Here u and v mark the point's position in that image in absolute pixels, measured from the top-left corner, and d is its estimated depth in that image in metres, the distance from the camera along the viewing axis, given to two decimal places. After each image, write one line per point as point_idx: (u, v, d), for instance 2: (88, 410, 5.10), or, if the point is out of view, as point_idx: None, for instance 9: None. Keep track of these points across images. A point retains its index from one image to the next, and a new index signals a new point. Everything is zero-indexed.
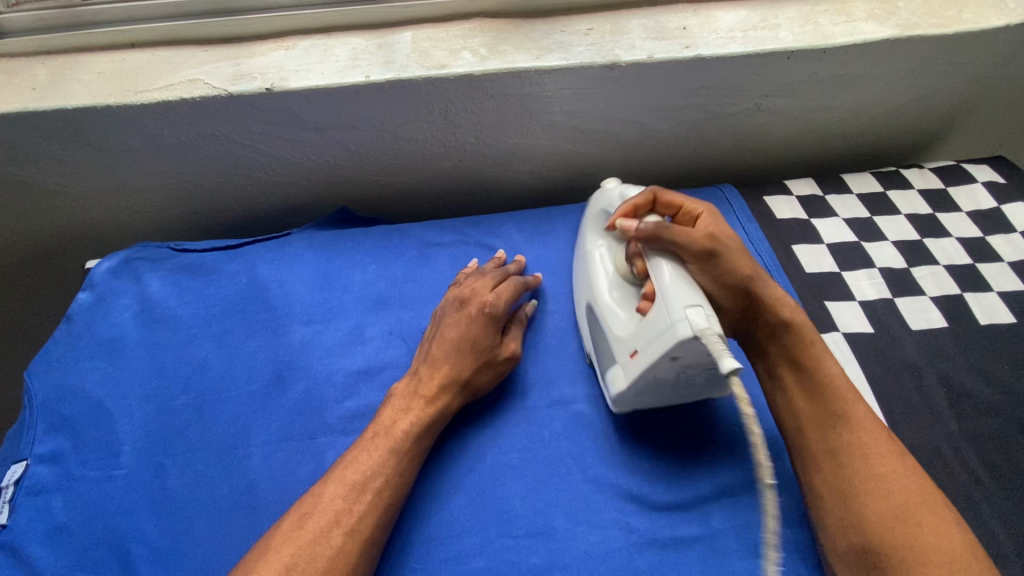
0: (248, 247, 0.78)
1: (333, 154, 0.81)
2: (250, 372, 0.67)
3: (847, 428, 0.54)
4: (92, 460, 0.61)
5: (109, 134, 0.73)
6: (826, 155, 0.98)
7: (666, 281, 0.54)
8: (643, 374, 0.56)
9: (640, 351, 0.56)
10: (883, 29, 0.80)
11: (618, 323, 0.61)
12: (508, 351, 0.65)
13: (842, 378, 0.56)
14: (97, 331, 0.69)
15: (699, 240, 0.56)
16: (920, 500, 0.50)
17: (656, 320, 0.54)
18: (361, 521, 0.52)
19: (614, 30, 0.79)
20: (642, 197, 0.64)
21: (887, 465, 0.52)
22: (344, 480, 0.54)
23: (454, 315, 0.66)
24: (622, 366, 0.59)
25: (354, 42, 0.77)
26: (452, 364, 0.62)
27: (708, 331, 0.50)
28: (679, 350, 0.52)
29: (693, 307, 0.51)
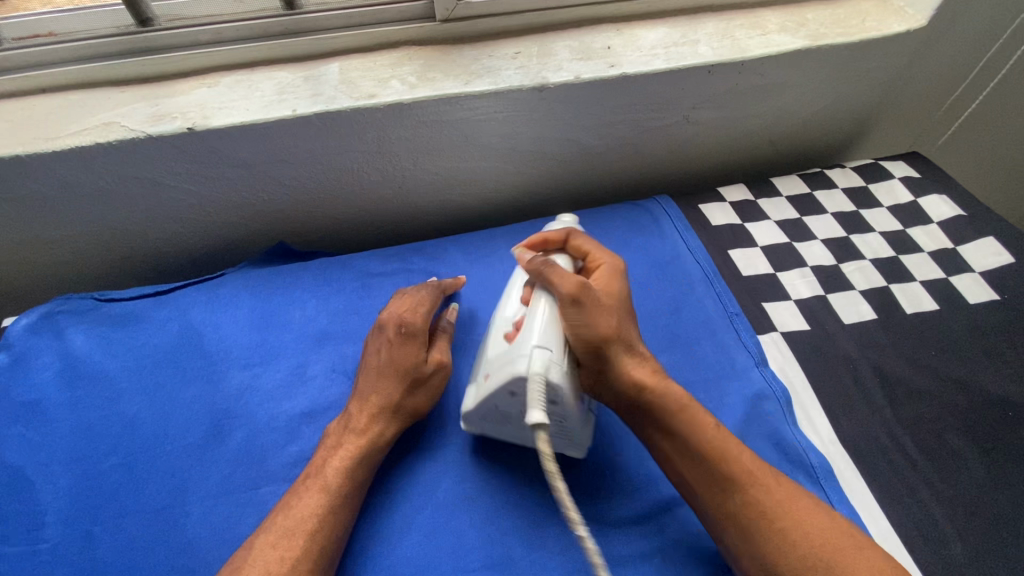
0: (180, 292, 0.75)
1: (266, 190, 0.79)
2: (185, 424, 0.64)
3: (736, 488, 0.53)
4: (11, 536, 0.56)
5: (19, 184, 0.69)
6: (756, 160, 1.02)
7: (536, 321, 0.58)
8: (488, 401, 0.59)
9: (490, 375, 0.59)
10: (794, 40, 0.84)
11: (490, 344, 0.63)
12: (435, 361, 0.63)
13: (717, 434, 0.56)
14: (14, 394, 0.65)
15: (570, 286, 0.58)
16: (824, 543, 0.50)
17: (509, 354, 0.58)
18: (295, 568, 0.49)
19: (541, 53, 0.80)
20: (557, 234, 0.69)
21: (785, 516, 0.52)
22: (276, 527, 0.52)
23: (375, 342, 0.65)
24: (477, 386, 0.62)
25: (279, 76, 0.76)
26: (378, 391, 0.61)
27: (536, 376, 0.53)
28: (514, 384, 0.56)
29: (534, 351, 0.55)
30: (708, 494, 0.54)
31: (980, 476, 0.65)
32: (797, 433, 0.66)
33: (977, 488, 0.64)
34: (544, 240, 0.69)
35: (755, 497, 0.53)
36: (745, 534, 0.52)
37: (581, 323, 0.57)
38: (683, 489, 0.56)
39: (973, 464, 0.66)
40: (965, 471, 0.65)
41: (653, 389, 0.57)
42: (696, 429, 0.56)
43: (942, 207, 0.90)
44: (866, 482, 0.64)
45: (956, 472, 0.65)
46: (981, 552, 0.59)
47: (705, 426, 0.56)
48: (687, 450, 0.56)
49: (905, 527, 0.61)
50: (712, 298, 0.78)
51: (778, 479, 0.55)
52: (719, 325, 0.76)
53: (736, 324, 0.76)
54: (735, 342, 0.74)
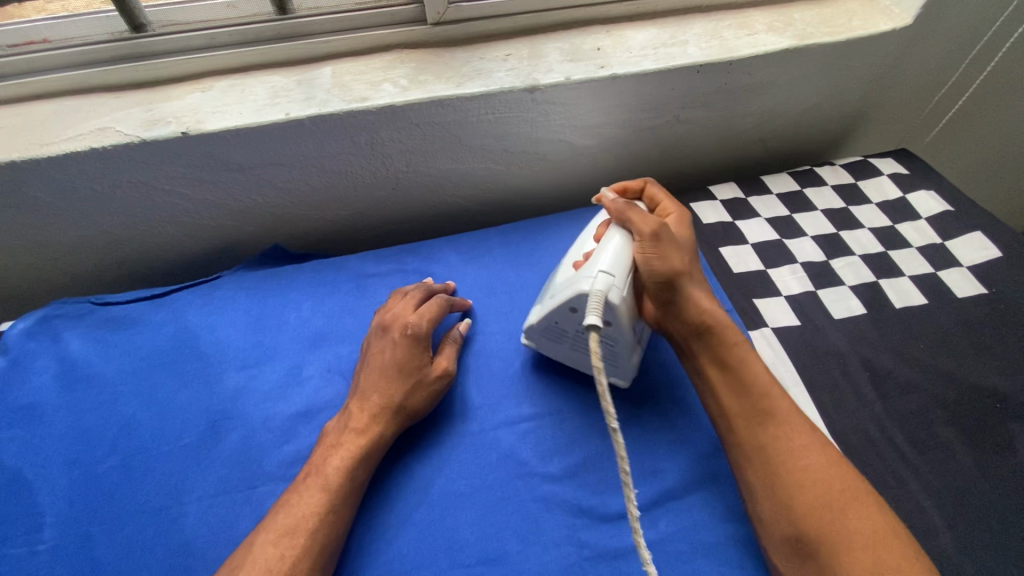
0: (176, 295, 0.75)
1: (260, 193, 0.80)
2: (182, 426, 0.64)
3: (773, 423, 0.56)
4: (10, 538, 0.57)
5: (14, 190, 0.70)
6: (747, 158, 1.03)
7: (608, 250, 0.62)
8: (548, 316, 0.64)
9: (555, 293, 0.63)
10: (781, 40, 0.85)
11: (559, 273, 0.67)
12: (440, 367, 0.66)
13: (764, 372, 0.59)
14: (12, 397, 0.65)
15: (650, 224, 0.63)
16: (844, 488, 0.52)
17: (576, 275, 0.62)
18: (295, 566, 0.50)
19: (531, 54, 0.81)
20: (636, 183, 0.73)
21: (809, 459, 0.54)
22: (276, 526, 0.53)
23: (378, 342, 0.67)
24: (542, 302, 0.66)
25: (272, 80, 0.77)
26: (380, 390, 0.62)
27: (599, 293, 0.57)
28: (576, 301, 0.60)
29: (600, 273, 0.59)
30: (747, 427, 0.57)
31: (969, 467, 0.66)
32: None
33: (966, 477, 0.65)
34: (625, 189, 0.73)
35: (786, 435, 0.55)
36: (772, 468, 0.54)
37: (654, 256, 0.62)
38: (722, 420, 0.59)
39: (962, 455, 0.66)
40: (954, 462, 0.66)
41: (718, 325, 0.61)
42: (750, 368, 0.59)
43: (930, 203, 0.92)
44: (857, 474, 0.65)
45: (945, 463, 0.66)
46: (970, 542, 0.60)
47: (759, 366, 0.60)
48: (737, 384, 0.59)
49: None
50: None
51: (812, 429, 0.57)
52: None
53: (728, 321, 0.76)
54: None
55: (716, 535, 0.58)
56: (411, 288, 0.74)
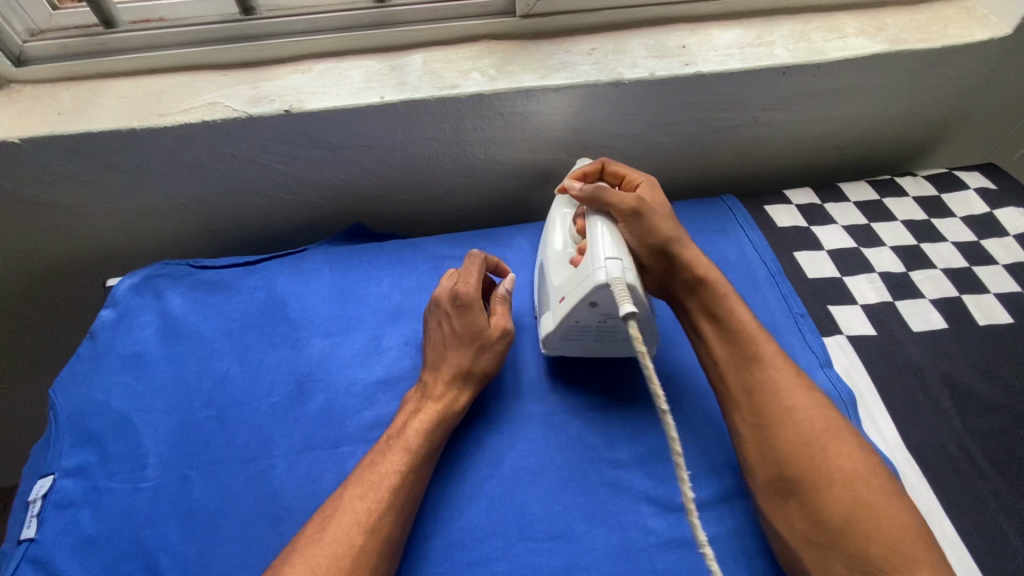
0: (266, 263, 0.80)
1: (347, 172, 0.83)
2: (271, 384, 0.68)
3: (758, 367, 0.60)
4: (118, 473, 0.62)
5: (132, 156, 0.76)
6: (823, 165, 1.01)
7: (598, 236, 0.62)
8: (568, 318, 0.63)
9: (565, 298, 0.63)
10: (872, 44, 0.84)
11: (552, 275, 0.67)
12: (497, 327, 0.66)
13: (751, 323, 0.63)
14: (120, 346, 0.71)
15: (628, 202, 0.66)
16: (826, 428, 0.56)
17: (580, 272, 0.61)
18: (381, 520, 0.53)
19: (615, 49, 0.82)
20: (592, 165, 0.73)
21: (793, 398, 0.58)
22: (361, 482, 0.56)
23: (434, 319, 0.68)
24: (554, 311, 0.65)
25: (367, 64, 0.80)
26: (449, 359, 0.64)
27: (618, 280, 0.57)
28: (595, 296, 0.59)
29: (608, 262, 0.58)
30: (737, 373, 0.61)
31: None
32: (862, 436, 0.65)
33: None
34: (583, 172, 0.72)
35: (772, 379, 0.59)
36: (761, 411, 0.58)
37: (640, 233, 0.66)
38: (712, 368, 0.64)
39: None
40: None
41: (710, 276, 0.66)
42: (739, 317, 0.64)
43: (1019, 220, 0.88)
44: (932, 489, 0.63)
45: None
46: None
47: (745, 314, 0.64)
48: (727, 333, 0.63)
49: (972, 537, 0.60)
50: (777, 298, 0.79)
51: (798, 373, 0.61)
52: (783, 324, 0.76)
53: (801, 325, 0.76)
54: (799, 342, 0.74)
55: None
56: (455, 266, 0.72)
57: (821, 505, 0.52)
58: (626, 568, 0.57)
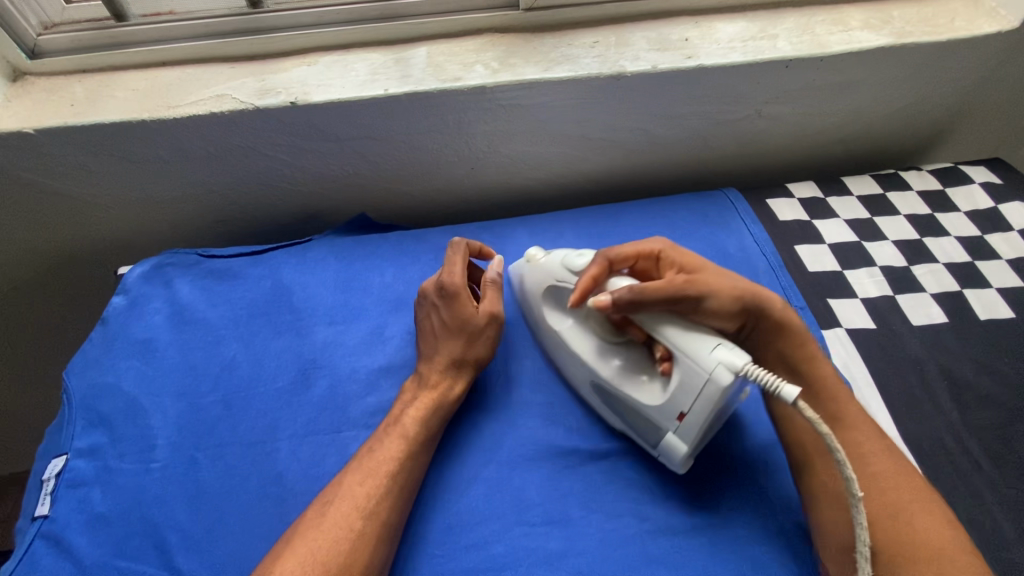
0: (272, 253, 0.81)
1: (351, 163, 0.85)
2: (275, 371, 0.70)
3: (842, 428, 0.58)
4: (128, 454, 0.64)
5: (142, 147, 0.77)
6: (827, 158, 1.01)
7: (678, 334, 0.57)
8: (700, 430, 0.56)
9: (688, 411, 0.56)
10: (876, 37, 0.83)
11: (644, 395, 0.60)
12: (486, 313, 0.67)
13: (834, 379, 0.61)
14: (130, 332, 0.73)
15: (678, 288, 0.59)
16: (912, 497, 0.53)
17: (690, 378, 0.55)
18: (379, 505, 0.55)
19: (618, 42, 0.83)
20: (594, 266, 0.64)
21: (877, 464, 0.55)
22: (361, 468, 0.57)
23: (427, 315, 0.69)
24: (675, 431, 0.58)
25: (372, 57, 0.81)
26: (442, 349, 0.66)
27: (749, 365, 0.52)
28: (725, 394, 0.54)
29: (719, 350, 0.54)
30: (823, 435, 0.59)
31: None
32: None
33: None
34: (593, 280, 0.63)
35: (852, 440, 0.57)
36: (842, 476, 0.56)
37: (711, 311, 0.60)
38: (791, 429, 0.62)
39: None
40: None
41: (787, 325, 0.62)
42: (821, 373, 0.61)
43: None
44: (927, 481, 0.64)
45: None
46: None
47: (827, 368, 0.62)
48: (809, 392, 0.61)
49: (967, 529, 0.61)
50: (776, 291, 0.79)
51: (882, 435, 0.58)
52: None
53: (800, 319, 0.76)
54: None
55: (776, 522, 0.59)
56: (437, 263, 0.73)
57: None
58: (620, 553, 0.58)
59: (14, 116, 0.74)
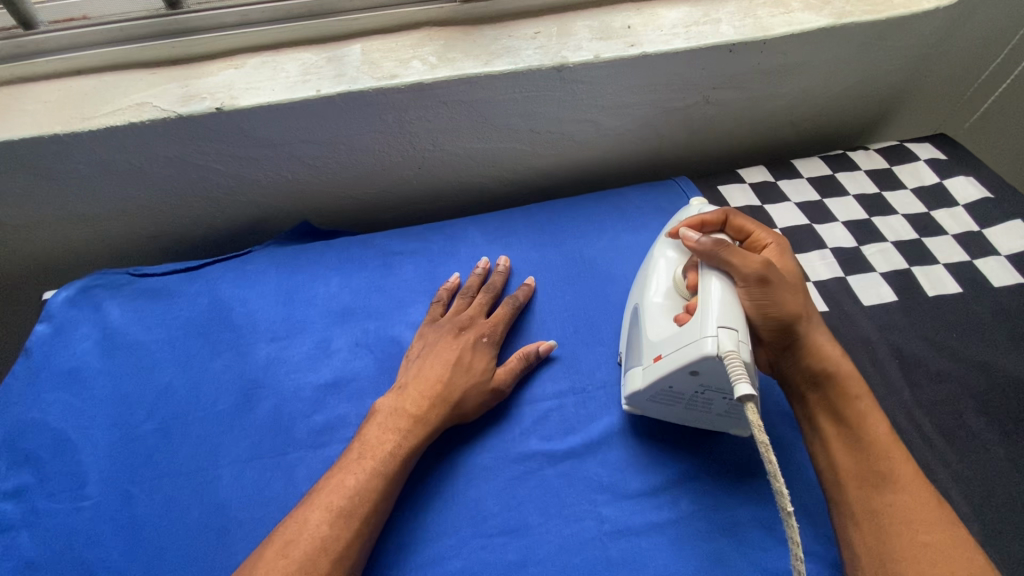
0: (209, 268, 0.77)
1: (290, 169, 0.81)
2: (215, 394, 0.66)
3: (892, 490, 0.54)
4: (57, 493, 0.60)
5: (58, 163, 0.72)
6: (778, 142, 1.01)
7: (713, 297, 0.56)
8: (660, 381, 0.58)
9: (665, 356, 0.57)
10: (817, 18, 0.83)
11: (654, 327, 0.61)
12: (497, 380, 0.65)
13: (886, 438, 0.57)
14: (56, 362, 0.68)
15: (755, 265, 0.58)
16: (943, 535, 0.51)
17: (683, 335, 0.56)
18: (348, 547, 0.53)
19: (560, 32, 0.81)
20: (715, 216, 0.68)
21: (931, 534, 0.51)
22: (329, 505, 0.54)
23: (450, 338, 0.67)
24: (645, 367, 0.60)
25: (303, 56, 0.77)
26: (445, 383, 0.63)
27: (733, 355, 0.52)
28: (699, 365, 0.54)
29: (722, 332, 0.54)
30: (860, 484, 0.55)
31: (999, 459, 0.65)
32: None
33: (995, 470, 0.64)
34: (703, 222, 0.67)
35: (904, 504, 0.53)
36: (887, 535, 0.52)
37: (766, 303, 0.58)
38: (827, 479, 0.58)
39: (992, 446, 0.65)
40: (984, 454, 0.65)
41: (839, 370, 0.60)
42: (869, 422, 0.58)
43: (968, 189, 0.89)
44: None
45: (974, 454, 0.65)
46: (997, 534, 0.60)
47: (882, 428, 0.58)
48: (851, 437, 0.58)
49: None
50: None
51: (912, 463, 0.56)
52: None
53: None
54: None
55: (735, 514, 0.59)
56: (482, 288, 0.74)
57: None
58: (579, 558, 0.57)
59: None
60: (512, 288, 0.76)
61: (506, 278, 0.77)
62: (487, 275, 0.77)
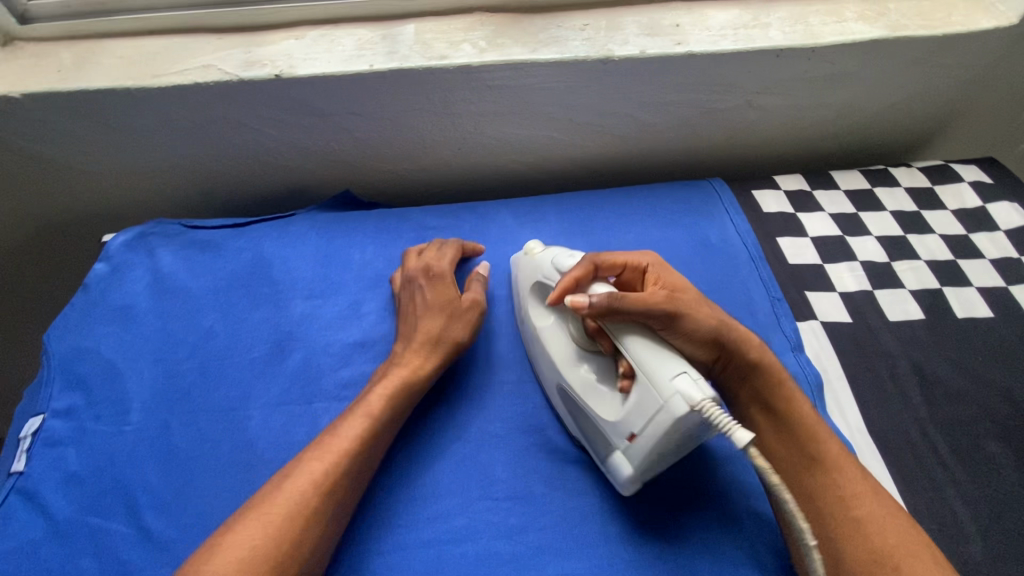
0: (255, 226, 0.82)
1: (336, 140, 0.85)
2: (252, 342, 0.71)
3: (822, 472, 0.57)
4: (104, 416, 0.65)
5: (126, 115, 0.77)
6: (817, 152, 1.00)
7: (643, 355, 0.53)
8: (649, 456, 0.53)
9: (639, 434, 0.53)
10: (870, 30, 0.82)
11: (604, 407, 0.57)
12: (469, 299, 0.69)
13: (812, 418, 0.59)
14: (111, 297, 0.74)
15: (659, 303, 0.55)
16: (897, 543, 0.52)
17: (646, 401, 0.52)
18: (343, 482, 0.55)
19: (609, 26, 0.82)
20: (580, 268, 0.61)
21: (863, 507, 0.54)
22: (330, 446, 0.57)
23: (408, 293, 0.71)
24: (626, 451, 0.55)
25: (359, 32, 0.81)
26: (418, 329, 0.66)
27: (705, 401, 0.48)
28: (678, 427, 0.50)
29: (682, 383, 0.49)
30: (797, 474, 0.58)
31: (1011, 484, 0.64)
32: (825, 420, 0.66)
33: (1007, 495, 0.63)
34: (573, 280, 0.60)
35: (835, 482, 0.56)
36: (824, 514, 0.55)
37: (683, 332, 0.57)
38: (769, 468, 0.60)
39: (1006, 471, 0.65)
40: (997, 477, 0.64)
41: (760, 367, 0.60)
42: (798, 410, 0.59)
43: (1012, 215, 0.87)
44: (890, 474, 0.64)
45: (987, 477, 0.64)
46: (1002, 557, 0.59)
47: (803, 406, 0.60)
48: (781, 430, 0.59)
49: (927, 523, 0.61)
50: (755, 282, 0.79)
51: (866, 476, 0.57)
52: (760, 309, 0.76)
53: (777, 310, 0.76)
54: (773, 326, 0.74)
55: (737, 507, 0.60)
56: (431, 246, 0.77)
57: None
58: (581, 530, 0.59)
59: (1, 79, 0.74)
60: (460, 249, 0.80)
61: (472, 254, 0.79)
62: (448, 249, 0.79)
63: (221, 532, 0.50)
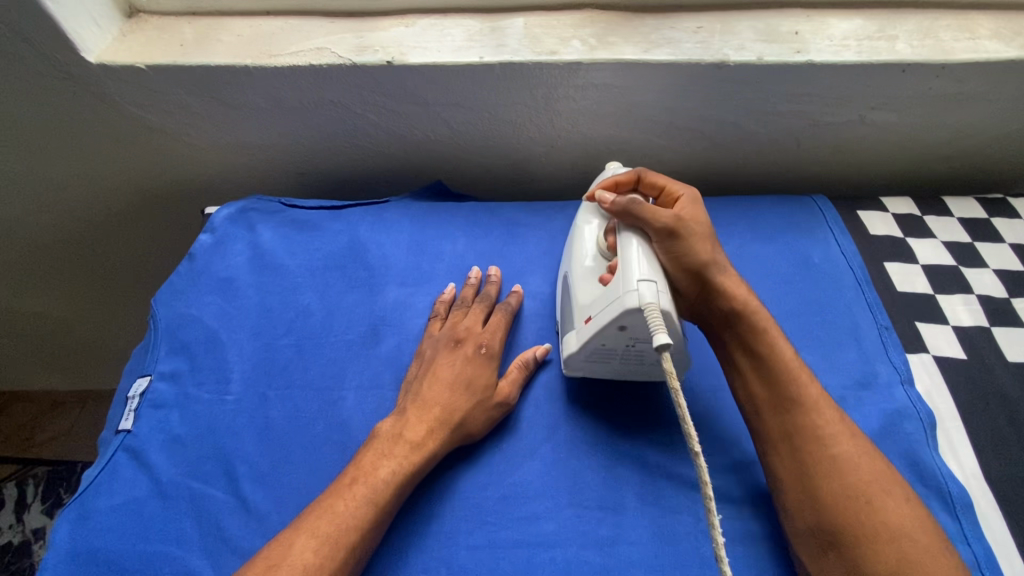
0: (351, 209, 0.83)
1: (435, 129, 0.85)
2: (346, 324, 0.71)
3: (800, 411, 0.57)
4: (205, 383, 0.67)
5: (239, 92, 0.79)
6: (926, 176, 0.95)
7: (632, 254, 0.59)
8: (592, 341, 0.60)
9: (592, 316, 0.59)
10: (1008, 49, 0.77)
11: (581, 289, 0.63)
12: (502, 394, 0.63)
13: (795, 361, 0.59)
14: (214, 268, 0.76)
15: (664, 220, 0.61)
16: (870, 480, 0.53)
17: (610, 293, 0.58)
18: (395, 494, 0.55)
19: (723, 30, 0.79)
20: (626, 175, 0.67)
21: (839, 446, 0.55)
22: (394, 454, 0.57)
23: (447, 355, 0.65)
24: (577, 331, 0.62)
25: (468, 23, 0.81)
26: (443, 403, 0.60)
27: (652, 305, 0.53)
28: (624, 319, 0.56)
29: (642, 283, 0.55)
30: (775, 413, 0.58)
31: None
32: (939, 461, 0.62)
33: None
34: (615, 183, 0.67)
35: (812, 421, 0.56)
36: (801, 453, 0.55)
37: (678, 255, 0.60)
38: (748, 410, 0.61)
39: None
40: None
41: (745, 309, 0.61)
42: (779, 353, 0.60)
43: None
44: (1009, 527, 0.59)
45: None
46: None
47: (787, 350, 0.60)
48: (764, 370, 0.60)
49: None
50: (861, 307, 0.75)
51: (841, 415, 0.57)
52: (867, 336, 0.72)
53: (885, 339, 0.72)
54: (880, 356, 0.70)
55: None
56: (475, 298, 0.72)
57: (866, 560, 0.49)
58: (675, 549, 0.56)
59: (128, 50, 0.77)
60: (504, 296, 0.74)
61: (518, 300, 0.73)
62: (481, 287, 0.74)
63: (287, 536, 0.52)
